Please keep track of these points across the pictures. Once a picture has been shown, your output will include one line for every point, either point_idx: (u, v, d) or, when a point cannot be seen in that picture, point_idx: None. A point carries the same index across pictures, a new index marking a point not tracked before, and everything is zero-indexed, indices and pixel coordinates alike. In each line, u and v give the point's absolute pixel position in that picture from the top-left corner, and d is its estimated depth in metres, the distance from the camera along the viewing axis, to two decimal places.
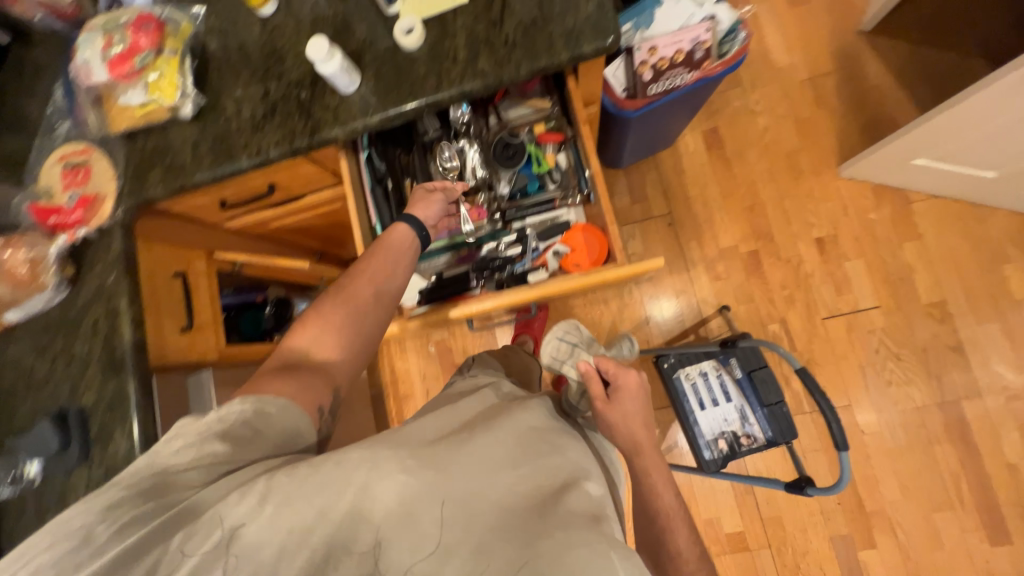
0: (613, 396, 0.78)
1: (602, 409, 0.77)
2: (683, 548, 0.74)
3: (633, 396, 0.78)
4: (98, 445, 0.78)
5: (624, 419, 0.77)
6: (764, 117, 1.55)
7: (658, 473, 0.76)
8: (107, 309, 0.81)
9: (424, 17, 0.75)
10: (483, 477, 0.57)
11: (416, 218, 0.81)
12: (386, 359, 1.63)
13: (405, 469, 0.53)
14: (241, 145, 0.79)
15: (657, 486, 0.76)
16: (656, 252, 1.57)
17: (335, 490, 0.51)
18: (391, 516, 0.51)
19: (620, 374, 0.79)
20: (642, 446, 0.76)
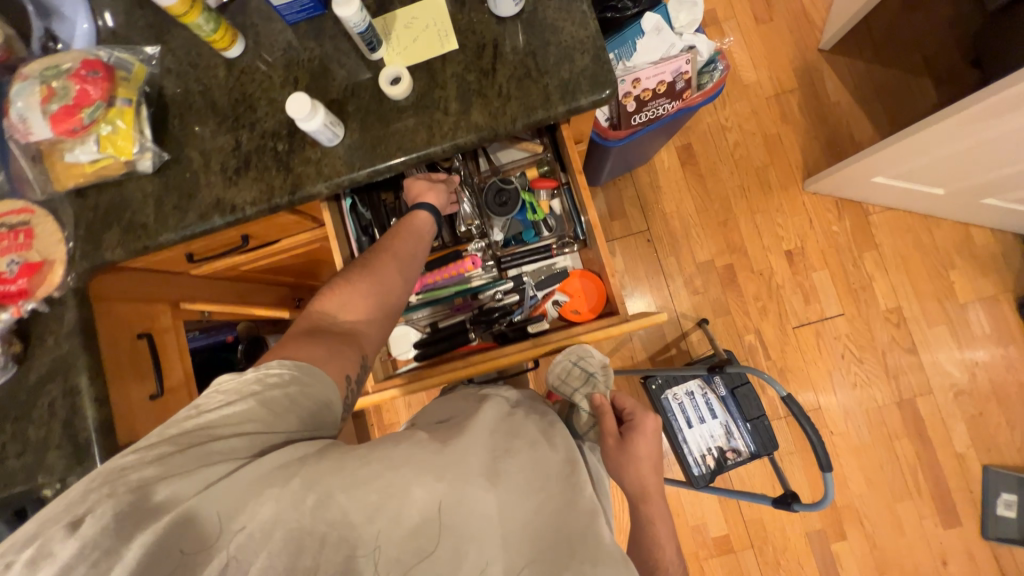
0: (626, 434, 0.75)
1: (614, 446, 0.74)
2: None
3: (649, 438, 0.76)
4: None
5: (633, 462, 0.73)
6: (733, 132, 1.59)
7: (663, 522, 0.73)
8: (65, 388, 0.74)
9: (410, 65, 0.71)
10: (514, 481, 0.58)
11: (432, 203, 0.78)
12: None
13: (440, 477, 0.54)
14: (212, 200, 0.73)
15: (661, 537, 0.72)
16: (636, 268, 1.60)
17: (375, 490, 0.52)
18: (426, 522, 0.51)
19: (637, 412, 0.77)
20: (649, 491, 0.73)
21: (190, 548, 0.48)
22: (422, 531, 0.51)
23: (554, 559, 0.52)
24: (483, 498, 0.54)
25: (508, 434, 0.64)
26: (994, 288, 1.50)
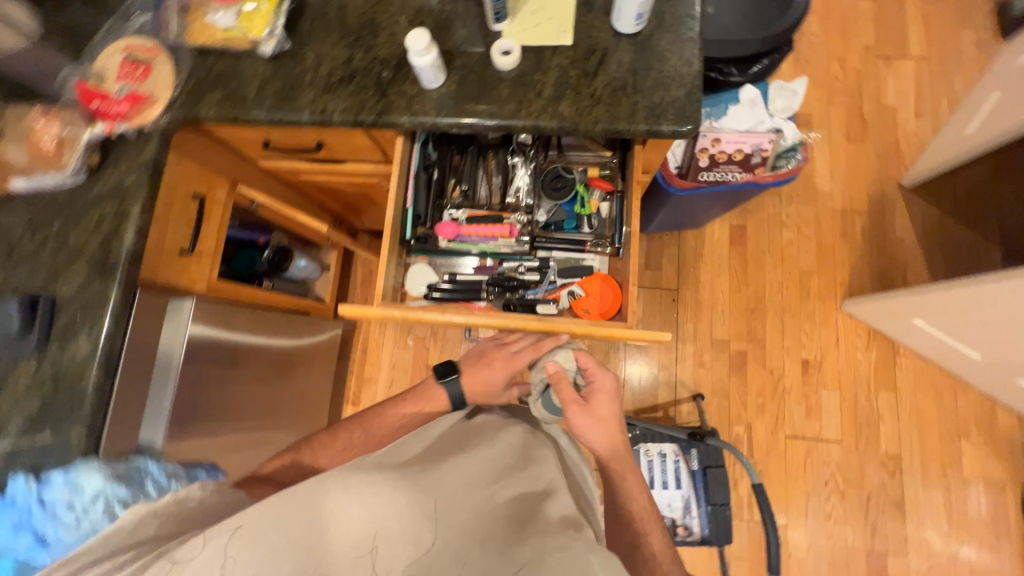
0: (588, 401, 0.80)
1: (576, 417, 0.79)
2: (660, 548, 0.79)
3: (610, 398, 0.80)
4: (58, 342, 0.76)
5: (598, 422, 0.79)
6: (790, 230, 1.61)
7: (634, 480, 0.82)
8: (117, 209, 0.79)
9: (523, 45, 0.76)
10: (476, 489, 0.67)
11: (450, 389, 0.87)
12: (362, 336, 1.66)
13: (378, 490, 0.60)
14: (308, 97, 0.79)
15: (630, 487, 0.82)
16: (652, 321, 1.60)
17: (311, 513, 0.57)
18: (367, 539, 0.56)
19: (596, 374, 0.81)
20: (619, 454, 0.80)
21: (181, 559, 0.53)
22: (378, 543, 0.57)
23: (509, 547, 0.60)
24: (449, 494, 0.64)
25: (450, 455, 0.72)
26: (1002, 475, 1.43)
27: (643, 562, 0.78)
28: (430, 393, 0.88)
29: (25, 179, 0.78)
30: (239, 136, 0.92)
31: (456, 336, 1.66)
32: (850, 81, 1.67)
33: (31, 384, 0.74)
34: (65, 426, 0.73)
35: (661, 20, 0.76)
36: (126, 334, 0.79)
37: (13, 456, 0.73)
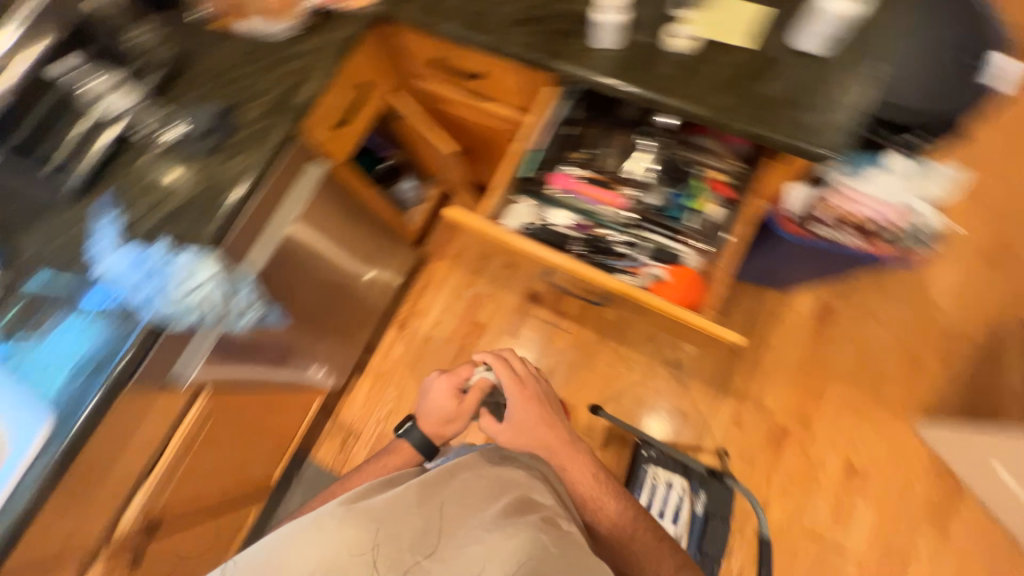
0: (511, 416, 0.97)
1: (509, 431, 0.96)
2: (616, 514, 0.94)
3: (530, 398, 0.98)
4: (224, 153, 0.90)
5: (514, 429, 0.96)
6: (882, 329, 1.50)
7: (573, 464, 0.96)
8: (307, 68, 0.93)
9: (699, 35, 0.81)
10: (437, 499, 0.77)
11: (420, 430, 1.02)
12: (428, 273, 1.77)
13: (369, 521, 0.73)
14: (491, 26, 0.88)
15: (570, 471, 0.95)
16: (703, 363, 1.55)
17: (319, 536, 0.72)
18: (369, 554, 0.70)
19: (512, 385, 0.99)
20: (561, 442, 0.96)
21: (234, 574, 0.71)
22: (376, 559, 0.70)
23: (487, 550, 0.70)
24: (414, 509, 0.75)
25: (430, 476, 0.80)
26: None
27: (602, 531, 0.94)
28: (398, 449, 1.02)
29: (253, 26, 0.97)
30: (414, 47, 1.04)
31: (510, 305, 1.71)
32: (1005, 203, 1.55)
33: (192, 176, 0.89)
34: (203, 219, 0.87)
35: (839, 54, 0.78)
36: (272, 170, 0.92)
37: (159, 225, 0.87)
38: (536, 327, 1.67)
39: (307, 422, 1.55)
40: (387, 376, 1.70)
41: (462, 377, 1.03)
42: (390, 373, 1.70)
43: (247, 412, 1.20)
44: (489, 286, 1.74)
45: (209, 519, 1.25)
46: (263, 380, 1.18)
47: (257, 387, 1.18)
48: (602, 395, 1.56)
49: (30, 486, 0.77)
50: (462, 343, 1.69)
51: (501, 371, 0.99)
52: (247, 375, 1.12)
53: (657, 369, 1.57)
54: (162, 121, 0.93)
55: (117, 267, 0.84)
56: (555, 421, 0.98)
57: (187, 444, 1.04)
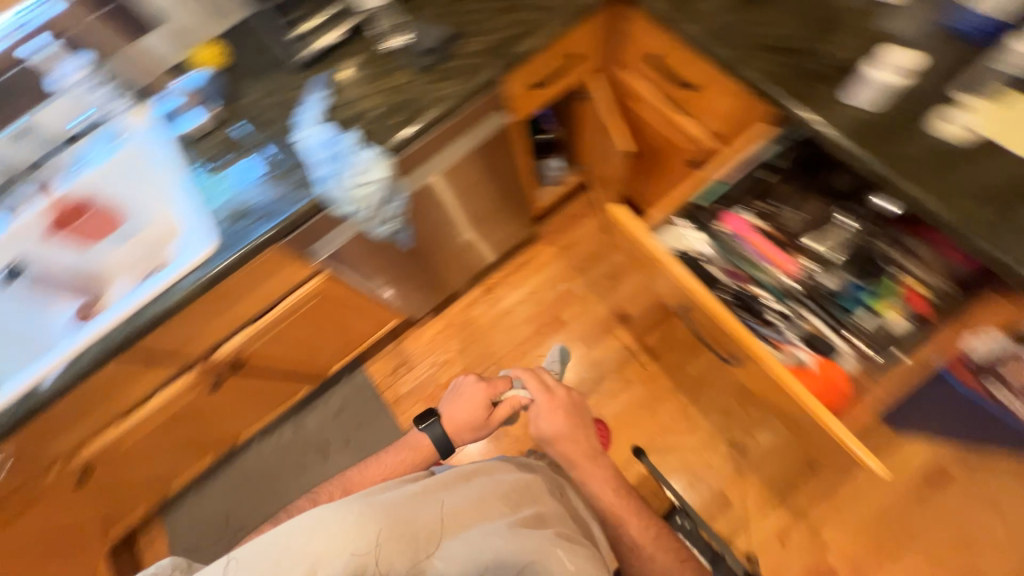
0: (539, 425, 1.06)
1: (538, 436, 1.08)
2: (635, 528, 1.02)
3: (559, 411, 1.06)
4: (433, 75, 0.94)
5: (548, 431, 1.06)
6: (995, 521, 1.29)
7: (593, 475, 1.06)
8: (536, 22, 0.95)
9: (976, 127, 0.71)
10: (456, 500, 0.85)
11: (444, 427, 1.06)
12: (531, 253, 1.78)
13: (397, 508, 0.80)
14: (736, 41, 0.83)
15: (596, 484, 1.05)
16: (769, 461, 1.42)
17: (349, 513, 0.77)
18: (395, 539, 0.76)
19: (542, 400, 1.06)
20: (584, 455, 1.06)
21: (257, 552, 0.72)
22: (401, 544, 0.76)
23: (513, 541, 0.80)
24: (437, 507, 0.83)
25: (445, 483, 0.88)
26: None
27: (625, 546, 1.03)
28: (417, 443, 1.06)
29: None
30: (639, 36, 1.01)
31: (595, 316, 1.67)
32: None
33: (399, 85, 0.95)
34: (394, 127, 0.92)
35: None
36: (466, 104, 0.95)
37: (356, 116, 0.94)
38: (612, 347, 1.62)
39: (374, 337, 1.64)
40: (458, 328, 1.75)
41: (498, 390, 1.09)
42: (461, 326, 1.75)
43: (343, 305, 1.29)
44: (583, 289, 1.71)
45: (275, 378, 1.38)
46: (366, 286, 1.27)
47: (358, 290, 1.27)
48: (651, 441, 1.50)
49: (182, 290, 0.89)
50: (535, 331, 1.69)
51: (532, 382, 1.07)
52: (358, 275, 1.20)
53: (716, 443, 1.47)
54: (393, 28, 0.99)
55: (312, 139, 0.92)
56: (580, 435, 1.07)
57: (292, 309, 1.13)
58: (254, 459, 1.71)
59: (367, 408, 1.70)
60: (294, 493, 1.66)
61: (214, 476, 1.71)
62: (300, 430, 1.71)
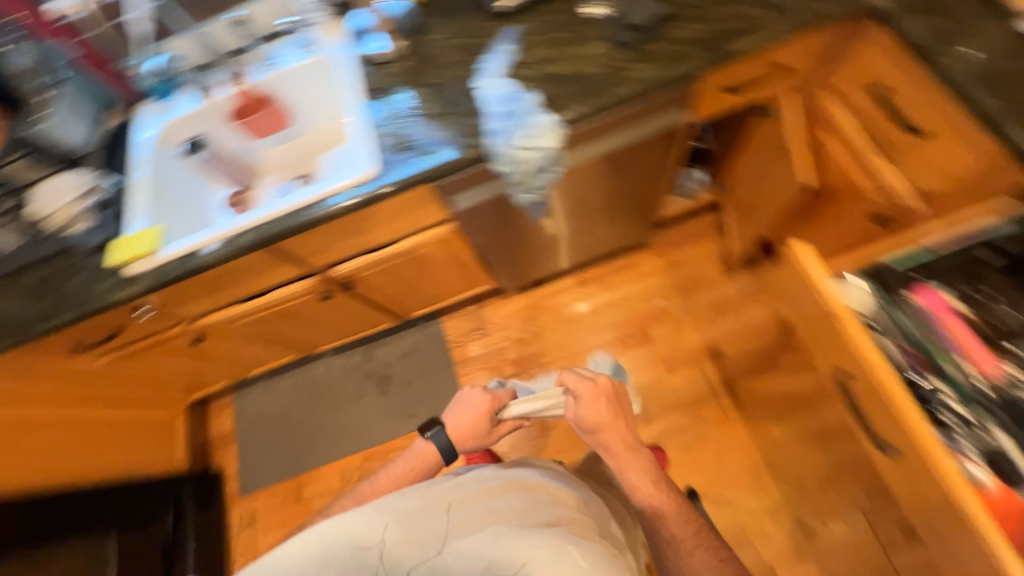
0: (575, 412, 0.91)
1: (573, 423, 0.93)
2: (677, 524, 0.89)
3: (602, 399, 0.91)
4: (632, 54, 0.89)
5: (592, 419, 0.90)
6: None
7: (634, 468, 0.90)
8: (761, 21, 0.87)
9: None
10: (459, 499, 0.73)
11: (446, 435, 0.95)
12: (635, 260, 1.71)
13: (393, 514, 0.70)
14: (1003, 96, 0.73)
15: (636, 480, 0.90)
16: (835, 554, 1.30)
17: (347, 520, 0.69)
18: (398, 548, 0.68)
19: (581, 388, 0.91)
20: (626, 446, 0.91)
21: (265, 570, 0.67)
22: (403, 554, 0.68)
23: (522, 548, 0.65)
24: (437, 510, 0.71)
25: (445, 482, 0.76)
26: None
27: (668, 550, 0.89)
28: (420, 451, 0.96)
29: None
30: (867, 63, 0.90)
31: (685, 343, 1.58)
32: None
33: (592, 58, 0.90)
34: (577, 101, 0.88)
35: None
36: (658, 95, 0.88)
37: (541, 80, 0.91)
38: (693, 380, 1.53)
39: (461, 297, 1.67)
40: (539, 311, 1.73)
41: (500, 404, 0.97)
42: (543, 311, 1.73)
43: (458, 257, 1.31)
44: (679, 312, 1.62)
45: (369, 307, 1.44)
46: (487, 248, 1.28)
47: (479, 248, 1.28)
48: (708, 488, 1.41)
49: (335, 203, 0.92)
50: (617, 338, 1.63)
51: (569, 378, 0.92)
52: (481, 236, 1.20)
53: (781, 514, 1.36)
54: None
55: (492, 91, 0.91)
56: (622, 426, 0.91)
57: (412, 248, 1.16)
58: (322, 372, 1.82)
59: (433, 358, 1.75)
60: (348, 413, 1.76)
61: (284, 375, 1.85)
62: (368, 359, 1.80)
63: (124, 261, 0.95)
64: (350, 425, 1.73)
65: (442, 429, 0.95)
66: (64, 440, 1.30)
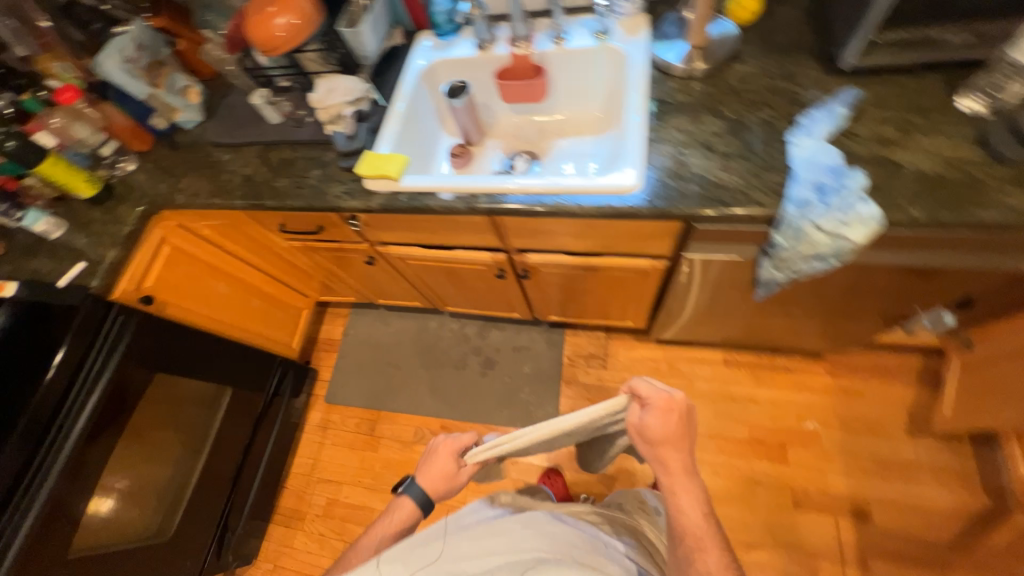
0: (638, 419, 0.73)
1: (630, 431, 0.76)
2: (717, 572, 0.66)
3: (674, 415, 0.73)
4: (1006, 172, 0.73)
5: (659, 433, 0.72)
6: None
7: (687, 493, 0.72)
8: None
9: None
10: (459, 548, 0.68)
11: (421, 485, 0.82)
12: (797, 365, 1.50)
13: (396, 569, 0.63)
14: None
15: (683, 508, 0.72)
16: None
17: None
18: None
19: (652, 396, 0.72)
20: (684, 470, 0.73)
21: None
22: None
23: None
24: (437, 563, 0.65)
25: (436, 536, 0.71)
26: None
27: None
28: (398, 510, 0.81)
29: None
30: None
31: (822, 481, 1.35)
32: None
33: (948, 158, 0.75)
34: (917, 201, 0.73)
35: None
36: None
37: (872, 161, 0.77)
38: (817, 526, 1.31)
39: (597, 322, 1.59)
40: (666, 369, 1.59)
41: (464, 444, 0.84)
42: (674, 372, 1.58)
43: (638, 290, 1.22)
44: (829, 444, 1.39)
45: (520, 296, 1.40)
46: (676, 296, 1.18)
47: (668, 292, 1.19)
48: None
49: (584, 204, 0.86)
50: (743, 437, 1.44)
51: (643, 387, 0.74)
52: (682, 284, 1.10)
53: None
54: (978, 93, 0.78)
55: (806, 151, 0.78)
56: (687, 449, 0.73)
57: (609, 265, 1.08)
58: (435, 327, 1.86)
59: (542, 365, 1.70)
60: (443, 376, 1.78)
61: (402, 314, 1.91)
62: (481, 336, 1.80)
63: (364, 175, 0.98)
64: (441, 388, 1.76)
65: (414, 479, 0.83)
66: (220, 294, 1.42)
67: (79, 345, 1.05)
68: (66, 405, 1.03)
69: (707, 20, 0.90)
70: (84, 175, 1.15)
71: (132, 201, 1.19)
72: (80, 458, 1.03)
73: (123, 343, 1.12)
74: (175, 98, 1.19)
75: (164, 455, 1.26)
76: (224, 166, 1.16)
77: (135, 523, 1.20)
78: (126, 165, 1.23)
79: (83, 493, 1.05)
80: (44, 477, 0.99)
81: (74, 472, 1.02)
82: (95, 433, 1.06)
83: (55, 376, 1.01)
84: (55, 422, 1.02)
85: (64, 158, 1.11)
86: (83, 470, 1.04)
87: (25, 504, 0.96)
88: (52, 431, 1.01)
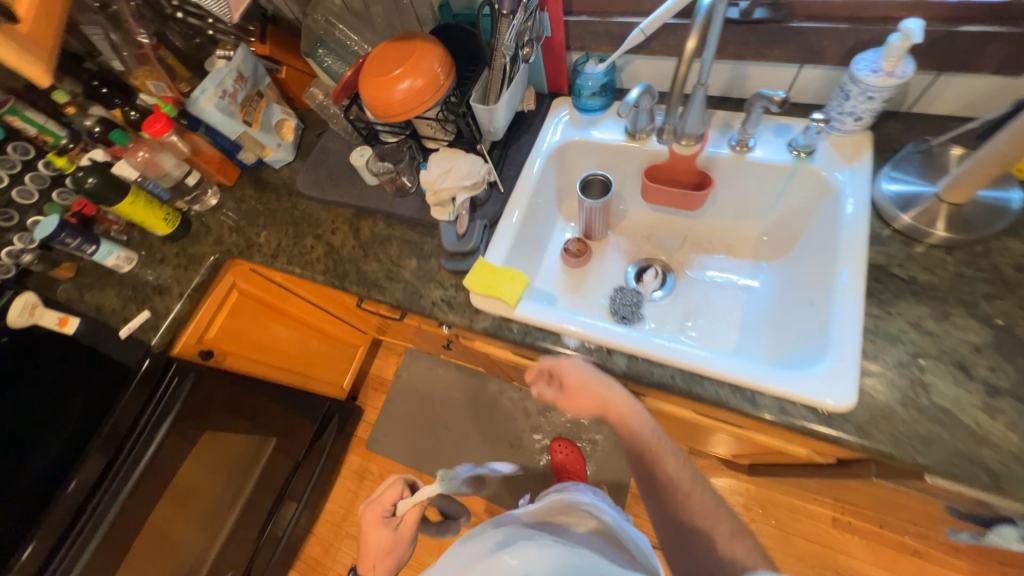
0: (551, 392, 0.72)
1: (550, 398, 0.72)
2: (677, 474, 0.66)
3: (578, 366, 0.71)
4: None
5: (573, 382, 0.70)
6: None
7: (637, 414, 0.70)
8: None
9: None
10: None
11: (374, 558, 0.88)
12: (929, 549, 1.23)
13: None
14: None
15: (635, 426, 0.69)
16: None
17: None
18: None
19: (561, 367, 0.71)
20: (617, 395, 0.69)
21: None
22: None
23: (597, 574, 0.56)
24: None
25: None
26: None
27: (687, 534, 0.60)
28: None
29: None
30: None
31: None
32: None
33: None
34: None
35: None
36: None
37: None
38: None
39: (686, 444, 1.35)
40: (759, 515, 1.33)
41: (389, 505, 0.89)
42: (769, 519, 1.32)
43: (763, 454, 0.99)
44: None
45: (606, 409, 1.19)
46: (816, 476, 0.94)
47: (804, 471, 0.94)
48: None
49: (758, 404, 0.64)
50: None
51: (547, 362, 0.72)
52: (839, 478, 0.86)
53: None
54: None
55: None
56: (612, 385, 0.70)
57: (748, 436, 0.85)
58: (494, 391, 1.70)
59: (608, 464, 1.54)
60: (494, 450, 1.63)
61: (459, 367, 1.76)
62: (543, 413, 1.64)
63: (473, 289, 0.80)
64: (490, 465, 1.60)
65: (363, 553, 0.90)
66: (280, 339, 1.30)
67: (150, 377, 1.02)
68: (131, 442, 1.01)
69: (983, 182, 0.64)
70: (162, 212, 1.04)
71: (207, 245, 1.07)
72: (132, 501, 1.01)
73: (186, 383, 1.07)
74: (269, 137, 1.05)
75: (206, 498, 1.20)
76: (308, 225, 1.01)
77: (180, 556, 1.15)
78: (209, 199, 1.10)
79: (134, 532, 1.03)
80: (98, 521, 0.97)
81: (125, 511, 1.00)
82: (147, 479, 1.03)
83: (126, 406, 0.99)
84: (117, 460, 0.99)
85: (144, 194, 1.00)
86: (127, 520, 1.01)
87: (80, 542, 0.95)
88: (115, 467, 0.99)
